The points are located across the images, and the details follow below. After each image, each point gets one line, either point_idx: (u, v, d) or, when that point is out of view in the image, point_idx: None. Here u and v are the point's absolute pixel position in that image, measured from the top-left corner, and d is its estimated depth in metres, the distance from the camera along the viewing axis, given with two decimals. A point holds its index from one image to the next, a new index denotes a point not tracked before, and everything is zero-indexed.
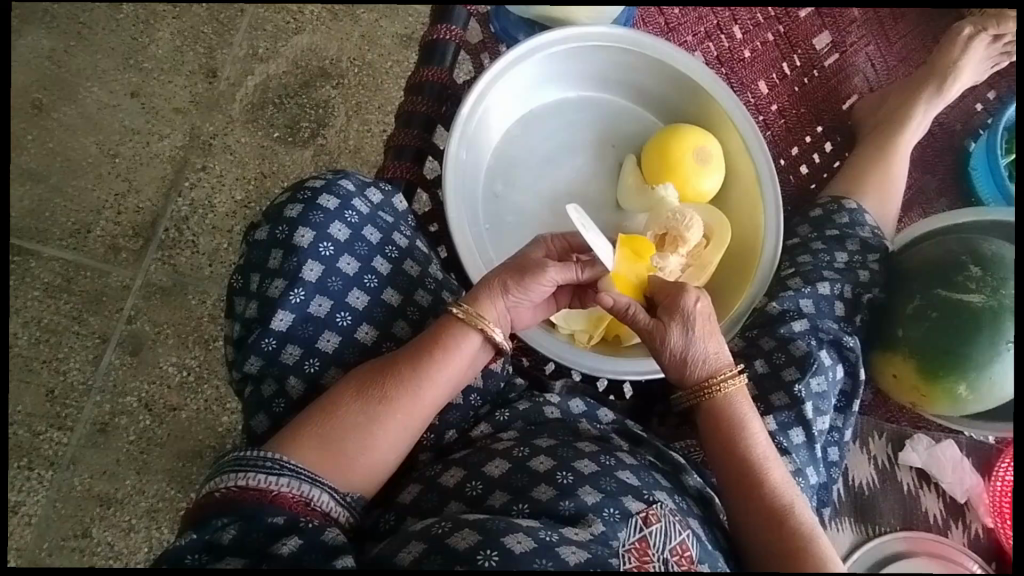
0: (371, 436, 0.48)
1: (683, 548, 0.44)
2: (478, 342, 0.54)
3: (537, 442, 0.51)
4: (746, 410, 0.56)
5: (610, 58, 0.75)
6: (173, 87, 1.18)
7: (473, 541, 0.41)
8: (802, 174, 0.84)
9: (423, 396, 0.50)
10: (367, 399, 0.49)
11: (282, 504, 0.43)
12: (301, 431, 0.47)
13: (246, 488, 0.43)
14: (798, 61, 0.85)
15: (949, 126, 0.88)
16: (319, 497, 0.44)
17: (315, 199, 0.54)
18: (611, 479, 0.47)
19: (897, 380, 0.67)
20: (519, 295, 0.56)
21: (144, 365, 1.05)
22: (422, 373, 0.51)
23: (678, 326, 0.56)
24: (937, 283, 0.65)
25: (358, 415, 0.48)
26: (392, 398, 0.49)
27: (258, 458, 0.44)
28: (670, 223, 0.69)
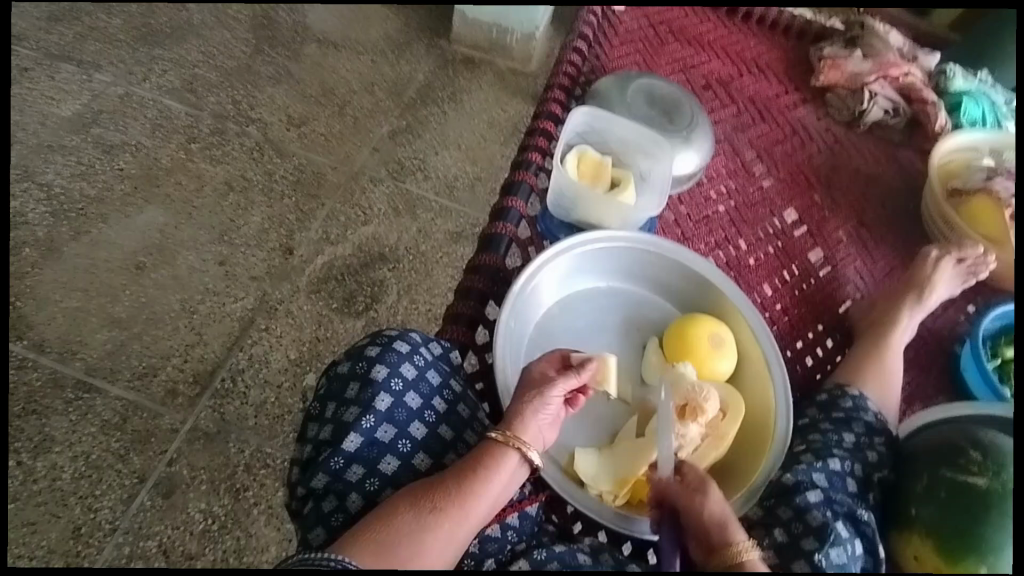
0: (426, 545, 0.57)
1: None
2: (515, 462, 0.64)
3: None
4: None
5: (635, 258, 0.91)
6: (254, 259, 1.37)
7: None
8: (807, 365, 0.94)
9: (470, 509, 0.60)
10: (423, 511, 0.58)
11: None
12: (367, 538, 0.56)
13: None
14: (797, 270, 1.03)
15: (936, 332, 1.00)
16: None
17: (391, 343, 0.66)
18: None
19: (918, 562, 0.67)
20: (540, 420, 0.69)
21: (173, 509, 1.07)
22: (467, 491, 0.60)
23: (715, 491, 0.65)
24: (941, 465, 0.70)
25: (412, 523, 0.57)
26: (441, 509, 0.59)
27: (322, 558, 0.52)
28: (690, 395, 0.77)
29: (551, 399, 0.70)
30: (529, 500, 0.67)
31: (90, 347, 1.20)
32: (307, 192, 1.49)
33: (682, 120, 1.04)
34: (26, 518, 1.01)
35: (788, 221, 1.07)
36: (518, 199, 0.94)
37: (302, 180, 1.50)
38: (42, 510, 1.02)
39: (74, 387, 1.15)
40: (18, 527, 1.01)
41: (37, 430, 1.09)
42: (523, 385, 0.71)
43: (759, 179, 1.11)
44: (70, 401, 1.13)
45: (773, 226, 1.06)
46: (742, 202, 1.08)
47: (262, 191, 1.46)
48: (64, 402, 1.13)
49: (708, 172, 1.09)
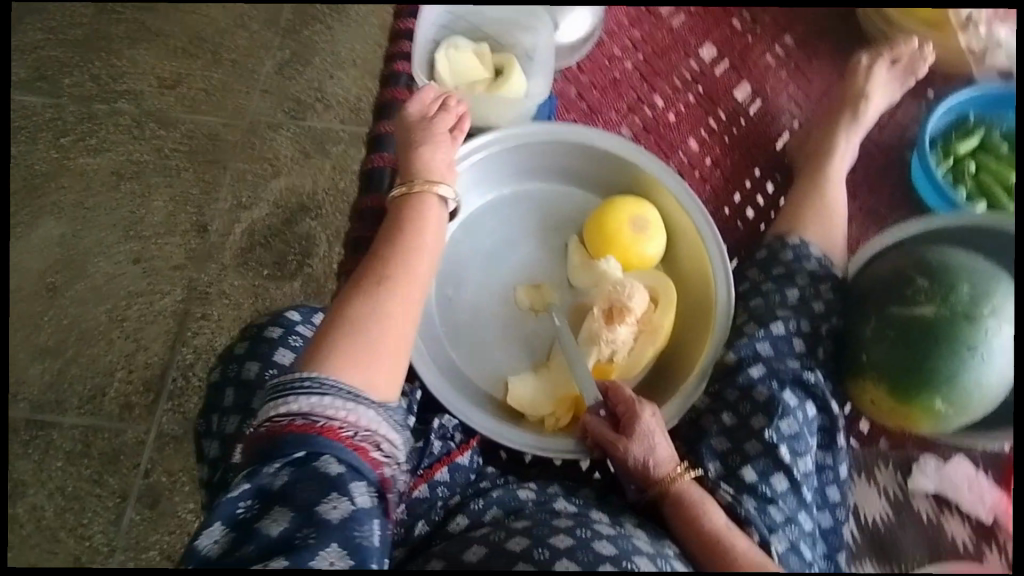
0: (384, 321, 0.54)
1: None
2: (433, 203, 0.67)
3: (512, 526, 0.56)
4: (704, 496, 0.60)
5: (535, 153, 0.81)
6: (168, 248, 1.28)
7: None
8: (749, 218, 0.87)
9: (412, 278, 0.59)
10: (369, 292, 0.56)
11: (329, 435, 0.45)
12: (322, 345, 0.51)
13: (297, 416, 0.46)
14: (723, 115, 0.92)
15: (884, 145, 0.90)
16: (363, 416, 0.48)
17: (261, 333, 0.60)
18: (588, 551, 0.51)
19: (875, 405, 0.65)
20: (435, 150, 0.71)
21: (162, 517, 1.08)
22: (407, 263, 0.60)
23: (649, 413, 0.64)
24: (888, 301, 0.65)
25: (366, 307, 0.55)
26: (387, 286, 0.57)
27: (296, 382, 0.47)
28: (612, 295, 0.71)
29: (439, 135, 0.72)
30: (459, 450, 0.66)
31: (28, 384, 1.15)
32: (204, 159, 1.35)
33: None
34: (25, 561, 1.03)
35: (706, 59, 0.93)
36: (391, 121, 0.83)
37: (195, 147, 1.36)
38: (39, 549, 1.04)
39: (27, 428, 1.12)
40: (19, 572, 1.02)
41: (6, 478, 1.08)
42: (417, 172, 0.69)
43: (668, 19, 0.93)
44: (27, 442, 1.11)
45: (690, 69, 0.93)
46: (651, 52, 0.93)
47: (157, 171, 1.33)
48: (23, 444, 1.11)
49: (606, 27, 0.93)
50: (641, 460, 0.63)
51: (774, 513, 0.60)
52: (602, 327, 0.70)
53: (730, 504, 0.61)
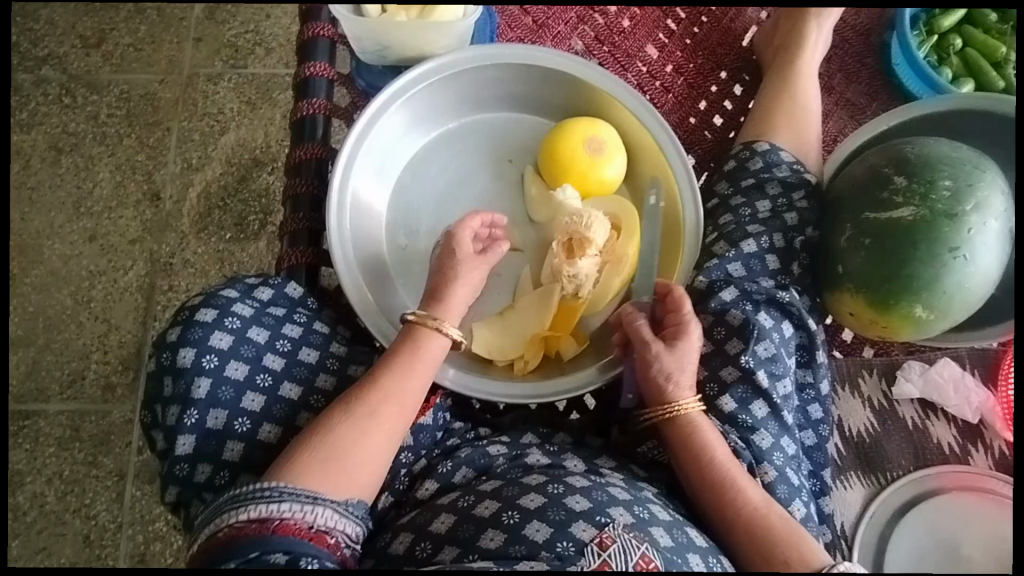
0: (362, 448, 0.53)
1: (645, 560, 0.48)
2: (443, 342, 0.61)
3: (482, 488, 0.56)
4: (709, 427, 0.58)
5: (477, 79, 0.73)
6: (123, 221, 1.22)
7: None
8: (717, 126, 0.81)
9: (403, 399, 0.56)
10: (356, 412, 0.54)
11: (285, 531, 0.46)
12: (297, 457, 0.51)
13: (250, 521, 0.46)
14: (683, 12, 0.83)
15: (863, 28, 0.82)
16: (322, 515, 0.48)
17: (193, 317, 0.56)
18: (559, 509, 0.51)
19: (855, 317, 0.62)
20: (466, 280, 0.64)
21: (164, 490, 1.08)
22: (400, 385, 0.57)
23: (697, 335, 0.61)
24: (863, 206, 0.61)
25: (347, 431, 0.53)
26: (374, 409, 0.55)
27: (254, 491, 0.47)
28: (571, 228, 0.67)
29: (471, 259, 0.65)
30: (422, 410, 0.63)
31: None
32: (144, 122, 1.26)
33: None
34: (37, 545, 1.04)
35: None
36: (317, 62, 0.75)
37: (132, 109, 1.27)
38: (47, 533, 1.05)
39: (13, 419, 1.11)
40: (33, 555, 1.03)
41: None
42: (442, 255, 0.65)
43: None
44: (15, 433, 1.10)
45: None
46: None
47: (96, 141, 1.25)
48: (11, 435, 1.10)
49: None
50: (664, 384, 0.59)
51: (758, 441, 0.59)
52: (562, 262, 0.66)
53: None
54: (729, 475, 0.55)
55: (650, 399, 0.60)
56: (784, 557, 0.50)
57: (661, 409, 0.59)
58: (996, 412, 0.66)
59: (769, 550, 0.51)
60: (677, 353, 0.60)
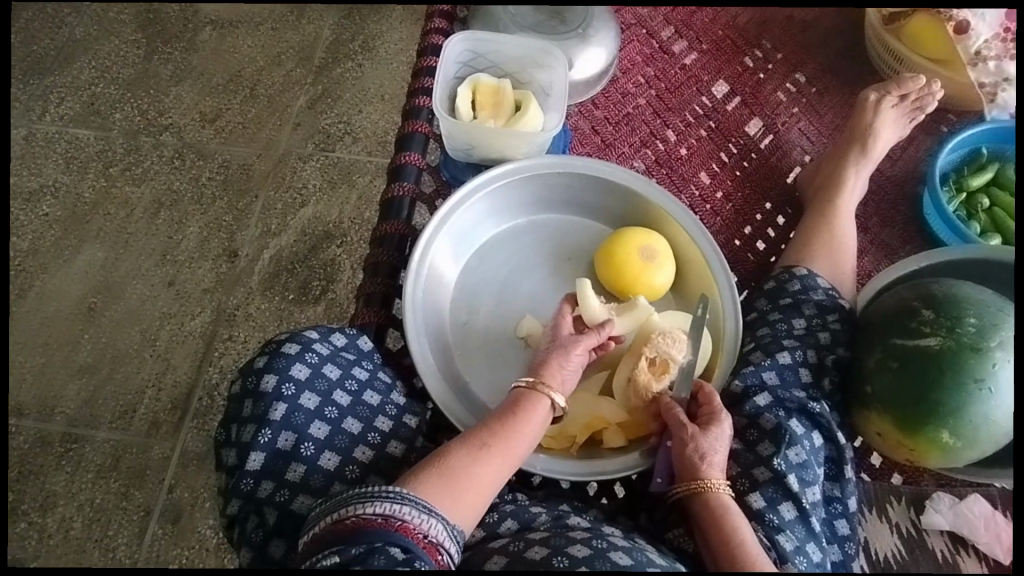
0: (473, 480, 0.57)
1: None
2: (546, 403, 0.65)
3: (530, 535, 0.59)
4: (734, 509, 0.60)
5: (550, 183, 0.83)
6: (202, 272, 1.32)
7: None
8: (760, 251, 0.88)
9: (516, 446, 0.61)
10: (470, 446, 0.59)
11: (405, 532, 0.51)
12: (418, 476, 0.56)
13: (377, 516, 0.51)
14: (734, 148, 0.94)
15: (897, 180, 0.91)
16: (434, 527, 0.52)
17: (279, 348, 0.63)
18: (604, 560, 0.53)
19: (882, 438, 0.65)
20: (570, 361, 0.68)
21: (184, 532, 1.10)
22: (513, 433, 0.61)
23: (727, 427, 0.65)
24: (892, 332, 0.65)
25: (464, 461, 0.58)
26: (488, 448, 0.59)
27: (383, 490, 0.52)
28: (660, 350, 0.69)
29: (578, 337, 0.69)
30: None
31: (66, 400, 1.19)
32: (238, 189, 1.40)
33: (575, 19, 0.93)
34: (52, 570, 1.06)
35: (718, 95, 0.97)
36: (412, 152, 0.87)
37: (230, 177, 1.40)
38: (65, 560, 1.07)
39: (61, 441, 1.16)
40: None
41: (40, 488, 1.12)
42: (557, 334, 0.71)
43: (680, 57, 0.98)
44: (61, 455, 1.15)
45: (703, 105, 0.96)
46: (664, 88, 0.97)
47: (193, 200, 1.38)
48: (55, 457, 1.15)
49: (620, 66, 0.98)
50: (690, 460, 0.63)
51: (783, 542, 0.60)
52: (647, 383, 0.69)
53: None
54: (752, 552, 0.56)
55: (679, 471, 0.64)
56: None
57: (690, 482, 0.62)
58: None
59: None
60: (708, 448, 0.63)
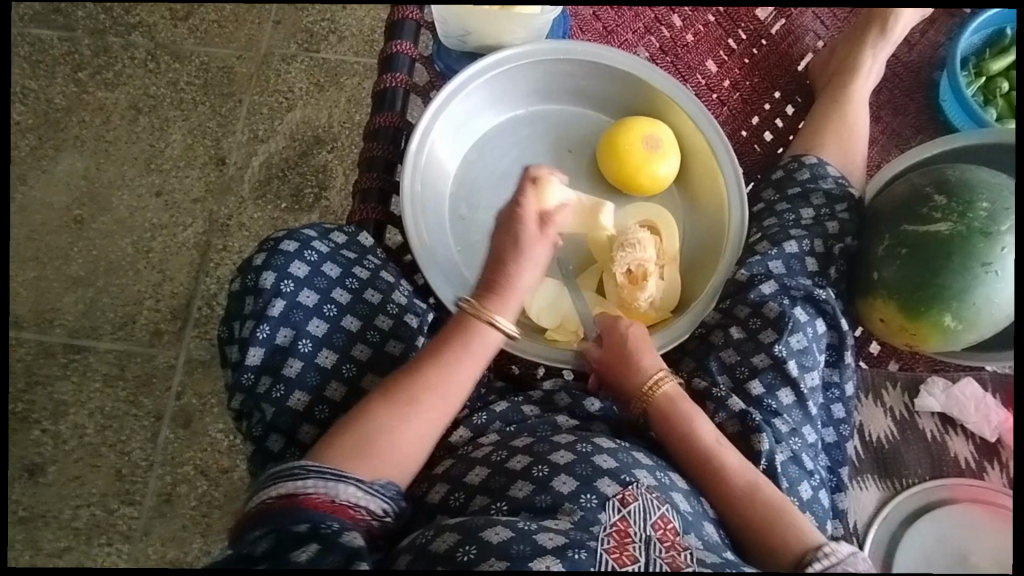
0: (401, 435, 0.56)
1: (663, 521, 0.50)
2: (488, 331, 0.62)
3: (514, 443, 0.59)
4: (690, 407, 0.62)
5: (551, 71, 0.78)
6: (189, 180, 1.28)
7: (452, 541, 0.49)
8: (767, 141, 0.85)
9: (443, 394, 0.59)
10: (392, 402, 0.57)
11: (310, 503, 0.49)
12: (341, 441, 0.54)
13: (280, 496, 0.50)
14: (744, 34, 0.88)
15: (914, 65, 0.86)
16: (345, 491, 0.51)
17: (277, 245, 0.61)
18: (586, 465, 0.54)
19: (885, 323, 0.65)
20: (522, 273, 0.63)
21: (196, 435, 1.13)
22: (443, 380, 0.59)
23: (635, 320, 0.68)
24: (903, 219, 0.64)
25: (386, 419, 0.56)
26: (413, 400, 0.58)
27: (287, 468, 0.51)
28: (631, 255, 0.70)
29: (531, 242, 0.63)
30: None
31: (64, 311, 1.17)
32: (219, 92, 1.32)
33: None
34: (71, 473, 1.10)
35: None
36: (403, 41, 0.80)
37: (210, 80, 1.33)
38: (82, 462, 1.11)
39: (65, 351, 1.16)
40: (67, 482, 1.09)
41: (49, 397, 1.14)
42: (507, 239, 0.64)
43: None
44: (66, 364, 1.16)
45: None
46: None
47: (173, 105, 1.31)
48: (61, 367, 1.15)
49: None
50: (628, 377, 0.65)
51: (779, 425, 0.61)
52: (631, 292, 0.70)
53: (743, 411, 0.62)
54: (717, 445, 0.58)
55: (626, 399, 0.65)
56: (798, 548, 0.50)
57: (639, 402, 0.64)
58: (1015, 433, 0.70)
59: (758, 524, 0.53)
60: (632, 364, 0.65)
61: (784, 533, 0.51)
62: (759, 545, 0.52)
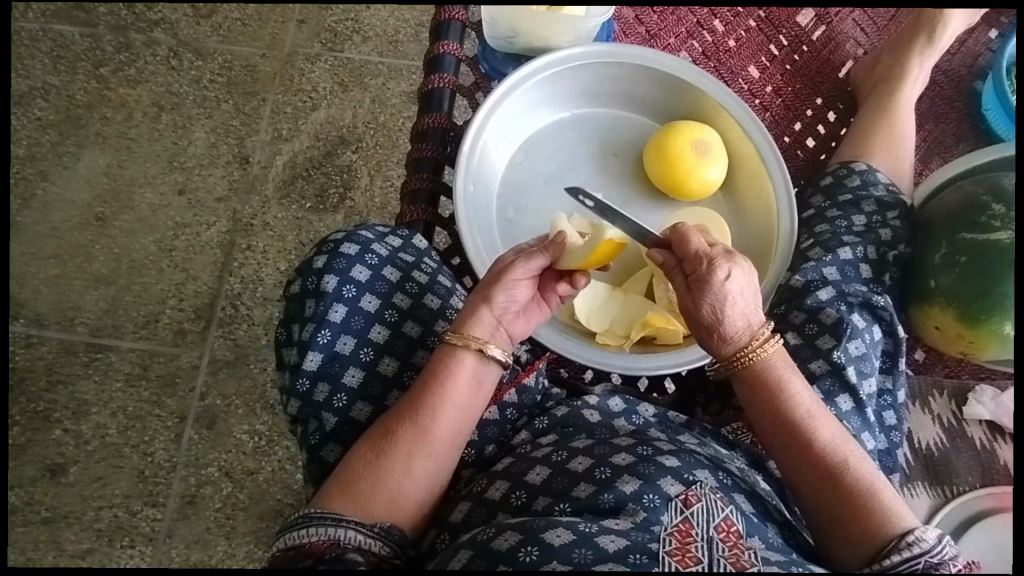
0: (384, 476, 0.51)
1: (728, 524, 0.45)
2: (472, 362, 0.56)
3: (573, 445, 0.54)
4: (786, 370, 0.55)
5: (598, 73, 0.78)
6: (212, 179, 1.22)
7: (514, 541, 0.42)
8: (810, 147, 0.85)
9: (425, 429, 0.53)
10: (370, 441, 0.53)
11: (315, 551, 0.46)
12: (350, 484, 0.50)
13: (289, 549, 0.47)
14: (785, 40, 0.88)
15: (953, 74, 0.87)
16: (348, 535, 0.47)
17: (338, 248, 0.61)
18: (649, 464, 0.49)
19: (940, 331, 0.66)
20: (500, 305, 0.59)
21: (220, 436, 1.08)
22: (426, 414, 0.53)
23: (723, 264, 0.55)
24: (959, 227, 0.65)
25: (367, 455, 0.52)
26: (393, 433, 0.53)
27: (293, 518, 0.48)
28: None
29: (508, 276, 0.59)
30: (525, 373, 0.64)
31: (86, 309, 1.13)
32: (243, 91, 1.27)
33: None
34: (94, 473, 1.06)
35: None
36: (449, 41, 0.80)
37: (233, 78, 1.27)
38: (105, 463, 1.07)
39: (86, 350, 1.11)
40: (90, 483, 1.06)
41: (70, 396, 1.09)
42: (481, 281, 0.60)
43: None
44: (88, 363, 1.11)
45: None
46: None
47: (196, 103, 1.26)
48: (82, 366, 1.11)
49: None
50: (719, 337, 0.56)
51: None
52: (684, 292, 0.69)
53: None
54: (809, 411, 0.53)
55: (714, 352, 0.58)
56: (886, 533, 0.47)
57: (727, 362, 0.57)
58: None
59: (842, 513, 0.49)
60: (720, 319, 0.56)
61: (867, 525, 0.48)
62: (841, 534, 0.49)
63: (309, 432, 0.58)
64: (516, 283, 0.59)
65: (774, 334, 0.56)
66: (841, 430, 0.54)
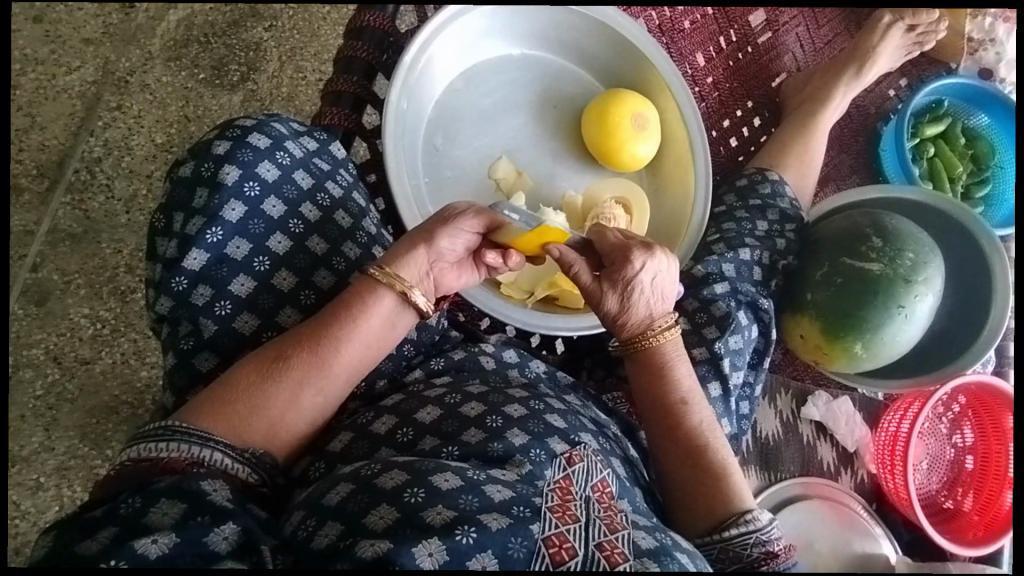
0: (268, 402, 0.47)
1: (603, 484, 0.47)
2: (390, 303, 0.53)
3: (468, 390, 0.53)
4: (676, 357, 0.58)
5: (554, 17, 0.75)
6: (83, 15, 1.00)
7: (401, 481, 0.41)
8: (732, 146, 0.89)
9: (323, 361, 0.49)
10: (259, 363, 0.48)
11: (172, 468, 0.41)
12: (225, 403, 0.46)
13: (139, 461, 0.41)
14: (735, 36, 0.88)
15: (864, 109, 0.94)
16: (214, 457, 0.43)
17: (244, 137, 0.54)
18: (539, 422, 0.50)
19: (803, 340, 0.73)
20: (436, 255, 0.56)
21: (51, 316, 0.90)
22: (326, 346, 0.50)
23: (641, 258, 0.56)
24: (843, 252, 0.71)
25: (253, 375, 0.47)
26: (287, 359, 0.49)
27: (152, 428, 0.43)
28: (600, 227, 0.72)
29: (453, 228, 0.56)
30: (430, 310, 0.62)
31: None
32: None
33: None
34: None
35: None
36: None
37: None
38: None
39: None
40: None
41: None
42: (422, 227, 0.57)
43: None
44: None
45: None
46: None
47: None
48: None
49: None
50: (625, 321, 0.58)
51: None
52: None
53: None
54: (686, 396, 0.57)
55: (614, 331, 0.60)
56: (728, 510, 0.52)
57: (626, 342, 0.59)
58: (868, 447, 0.81)
59: (693, 488, 0.54)
60: (628, 307, 0.57)
61: (712, 502, 0.52)
62: (687, 506, 0.54)
63: (180, 335, 0.52)
64: (461, 233, 0.57)
65: (674, 323, 0.59)
66: (712, 415, 0.58)
